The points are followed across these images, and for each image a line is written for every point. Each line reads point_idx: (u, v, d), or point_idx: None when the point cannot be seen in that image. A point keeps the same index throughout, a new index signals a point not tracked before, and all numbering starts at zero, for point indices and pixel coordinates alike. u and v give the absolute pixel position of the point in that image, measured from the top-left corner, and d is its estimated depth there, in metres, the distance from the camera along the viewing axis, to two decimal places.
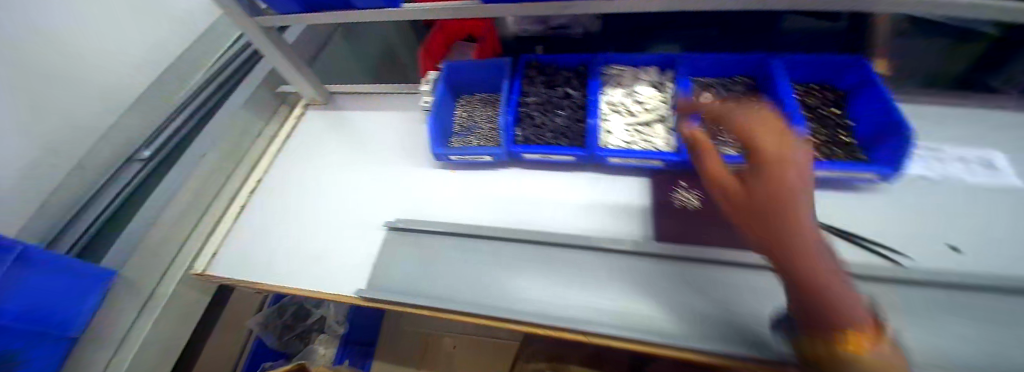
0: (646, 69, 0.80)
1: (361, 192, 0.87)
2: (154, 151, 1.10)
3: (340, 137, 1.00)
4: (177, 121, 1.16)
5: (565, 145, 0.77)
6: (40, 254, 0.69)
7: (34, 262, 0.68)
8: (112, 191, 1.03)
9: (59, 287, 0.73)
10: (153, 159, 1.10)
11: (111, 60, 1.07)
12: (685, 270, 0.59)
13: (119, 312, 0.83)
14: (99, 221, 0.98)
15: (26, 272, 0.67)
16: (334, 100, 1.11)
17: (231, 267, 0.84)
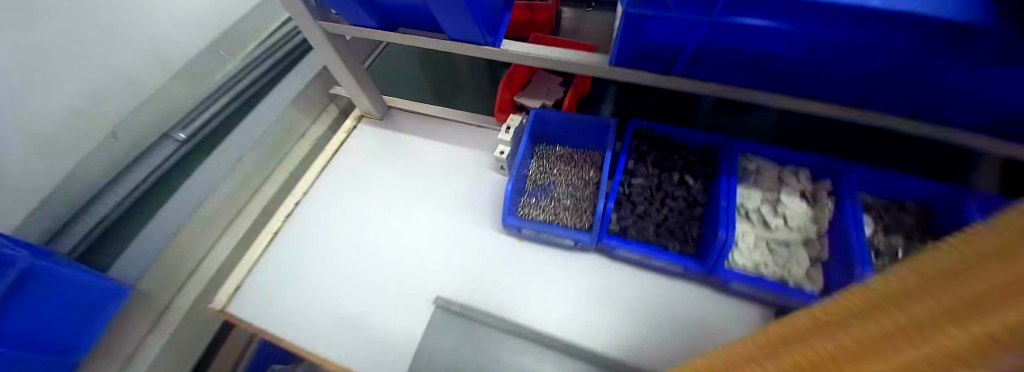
0: (796, 171, 0.64)
1: (410, 244, 0.74)
2: (189, 133, 1.00)
3: (393, 165, 0.88)
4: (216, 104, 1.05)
5: (674, 251, 0.61)
6: (47, 267, 0.59)
7: (39, 275, 0.58)
8: (130, 179, 0.93)
9: (62, 305, 0.62)
10: (189, 142, 1.00)
11: (155, 27, 0.96)
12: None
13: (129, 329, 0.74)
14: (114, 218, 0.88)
15: (31, 289, 0.58)
16: (391, 115, 0.98)
17: (252, 306, 0.72)
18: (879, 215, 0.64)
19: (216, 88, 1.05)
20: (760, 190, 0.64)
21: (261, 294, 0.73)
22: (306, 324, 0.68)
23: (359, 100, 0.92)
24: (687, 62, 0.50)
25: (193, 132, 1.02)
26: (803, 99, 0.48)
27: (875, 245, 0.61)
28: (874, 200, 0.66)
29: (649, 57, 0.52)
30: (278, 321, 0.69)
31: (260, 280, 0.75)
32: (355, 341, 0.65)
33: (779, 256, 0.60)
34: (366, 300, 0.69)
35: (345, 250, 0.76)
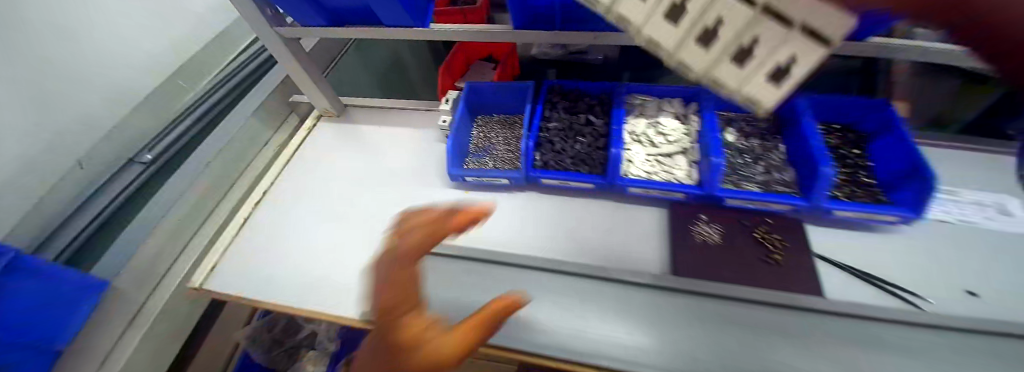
0: (671, 100, 0.82)
1: (373, 209, 0.85)
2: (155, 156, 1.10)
3: (353, 151, 0.99)
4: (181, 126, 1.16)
5: (585, 172, 0.75)
6: (28, 263, 0.68)
7: (21, 270, 0.66)
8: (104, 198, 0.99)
9: (50, 296, 0.69)
10: (154, 163, 1.10)
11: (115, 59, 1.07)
12: (709, 308, 0.59)
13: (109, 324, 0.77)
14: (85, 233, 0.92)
15: (16, 282, 0.65)
16: (348, 112, 1.09)
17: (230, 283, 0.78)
18: (740, 127, 0.82)
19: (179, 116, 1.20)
20: (647, 118, 0.81)
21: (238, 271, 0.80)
22: (282, 288, 0.75)
23: (317, 101, 1.04)
24: (565, 18, 0.66)
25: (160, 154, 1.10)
26: None
27: (739, 147, 0.79)
28: (736, 117, 0.84)
29: (539, 18, 0.68)
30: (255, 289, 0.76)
31: (236, 261, 0.81)
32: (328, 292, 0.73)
33: (665, 164, 0.76)
34: (337, 259, 0.78)
35: (317, 223, 0.84)
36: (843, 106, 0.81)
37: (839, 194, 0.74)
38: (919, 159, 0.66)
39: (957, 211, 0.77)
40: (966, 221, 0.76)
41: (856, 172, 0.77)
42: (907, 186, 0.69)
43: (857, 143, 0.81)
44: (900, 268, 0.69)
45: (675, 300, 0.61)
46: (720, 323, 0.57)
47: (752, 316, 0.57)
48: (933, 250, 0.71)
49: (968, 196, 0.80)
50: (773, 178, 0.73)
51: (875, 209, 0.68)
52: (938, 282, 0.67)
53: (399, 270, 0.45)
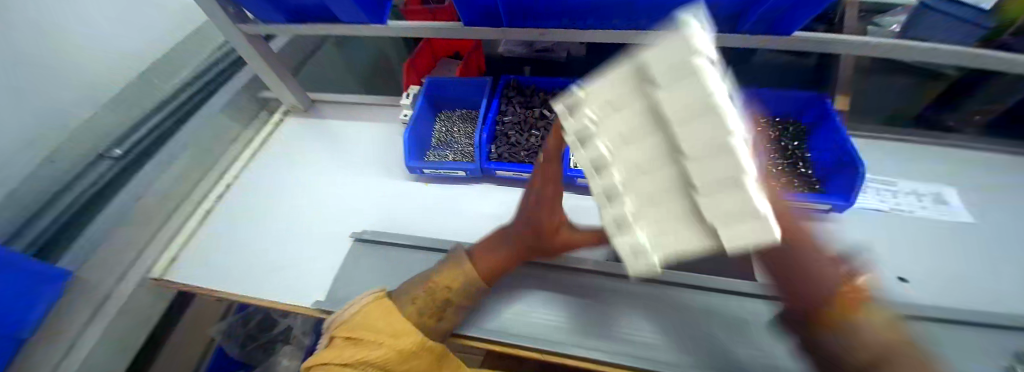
0: None
1: (334, 202, 0.86)
2: (125, 152, 1.05)
3: (319, 145, 1.01)
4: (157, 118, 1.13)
5: (537, 164, 0.78)
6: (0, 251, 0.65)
7: None
8: (79, 190, 0.96)
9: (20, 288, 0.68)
10: (123, 159, 1.04)
11: (83, 53, 1.05)
12: (644, 293, 0.62)
13: (70, 316, 0.75)
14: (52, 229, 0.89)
15: None
16: (316, 107, 1.11)
17: (192, 275, 0.78)
18: None
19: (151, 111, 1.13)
20: None
21: (201, 263, 0.80)
22: (241, 278, 0.75)
23: (284, 97, 1.05)
24: (510, 16, 0.69)
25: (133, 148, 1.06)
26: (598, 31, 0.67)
27: None
28: None
29: (487, 17, 0.71)
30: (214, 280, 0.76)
31: (199, 253, 0.82)
32: (285, 281, 0.73)
33: None
34: (294, 250, 0.78)
35: (278, 215, 0.86)
36: (783, 100, 0.86)
37: (779, 184, 0.77)
38: (849, 150, 0.70)
39: (892, 202, 0.82)
40: (900, 211, 0.80)
41: (797, 164, 0.81)
42: (841, 175, 0.73)
43: (799, 137, 0.85)
44: (837, 253, 0.71)
45: (617, 285, 0.64)
46: (657, 305, 0.60)
47: (688, 299, 0.60)
48: (871, 236, 0.75)
49: (904, 185, 0.85)
50: None
51: (810, 197, 0.71)
52: (874, 267, 0.70)
53: (547, 169, 0.49)
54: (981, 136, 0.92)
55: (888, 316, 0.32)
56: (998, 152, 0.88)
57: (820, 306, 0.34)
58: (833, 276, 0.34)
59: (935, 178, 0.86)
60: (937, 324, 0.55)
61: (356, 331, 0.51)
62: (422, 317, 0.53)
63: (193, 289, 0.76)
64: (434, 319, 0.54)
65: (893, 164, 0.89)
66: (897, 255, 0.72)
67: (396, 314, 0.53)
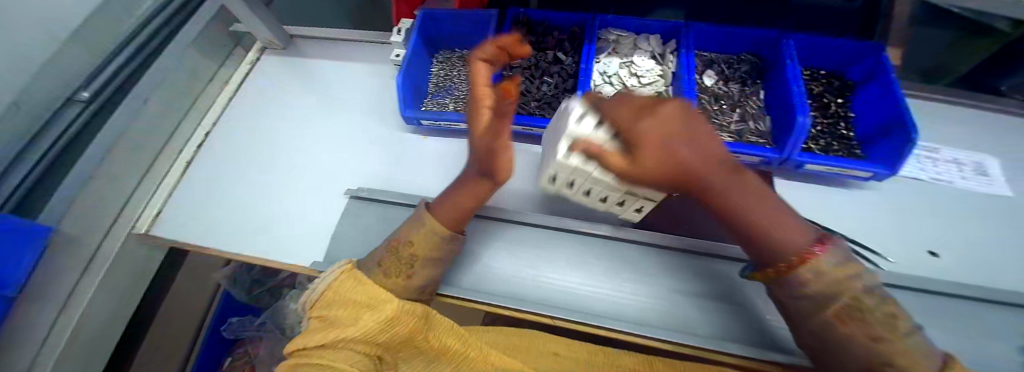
0: (650, 37, 0.73)
1: (324, 154, 0.79)
2: (94, 93, 0.85)
3: (303, 88, 0.90)
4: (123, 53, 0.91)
5: (550, 117, 0.69)
6: None
7: None
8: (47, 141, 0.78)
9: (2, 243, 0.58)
10: (95, 104, 0.85)
11: None
12: (654, 261, 0.58)
13: (58, 276, 0.69)
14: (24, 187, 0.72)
15: None
16: (295, 45, 0.99)
17: (183, 234, 0.74)
18: (720, 69, 0.75)
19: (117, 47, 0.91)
20: (619, 57, 0.73)
21: (191, 222, 0.75)
22: (232, 237, 0.71)
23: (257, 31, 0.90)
24: None
25: (100, 90, 0.86)
26: None
27: (716, 93, 0.72)
28: (717, 58, 0.76)
29: None
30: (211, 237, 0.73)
31: (187, 210, 0.76)
32: (280, 240, 0.69)
33: None
34: (286, 209, 0.72)
35: (266, 169, 0.79)
36: (833, 49, 0.73)
37: (814, 148, 0.69)
38: (903, 112, 0.62)
39: (932, 170, 0.76)
40: (941, 180, 0.75)
41: (837, 125, 0.73)
42: (885, 140, 0.65)
43: (842, 93, 0.76)
44: (868, 225, 0.67)
45: (633, 252, 0.59)
46: (675, 275, 0.57)
47: (705, 269, 0.57)
48: (907, 206, 0.70)
49: (946, 153, 0.79)
50: (747, 129, 0.68)
51: (849, 164, 0.64)
52: (905, 240, 0.66)
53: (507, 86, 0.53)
54: (1015, 102, 0.87)
55: (838, 261, 0.36)
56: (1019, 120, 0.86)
57: (779, 263, 0.39)
58: (795, 239, 0.38)
59: (965, 145, 0.82)
60: (947, 299, 0.56)
61: (340, 294, 0.47)
62: (392, 278, 0.51)
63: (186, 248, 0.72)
64: (403, 277, 0.51)
65: (929, 127, 0.84)
66: (929, 227, 0.68)
67: (371, 292, 0.46)
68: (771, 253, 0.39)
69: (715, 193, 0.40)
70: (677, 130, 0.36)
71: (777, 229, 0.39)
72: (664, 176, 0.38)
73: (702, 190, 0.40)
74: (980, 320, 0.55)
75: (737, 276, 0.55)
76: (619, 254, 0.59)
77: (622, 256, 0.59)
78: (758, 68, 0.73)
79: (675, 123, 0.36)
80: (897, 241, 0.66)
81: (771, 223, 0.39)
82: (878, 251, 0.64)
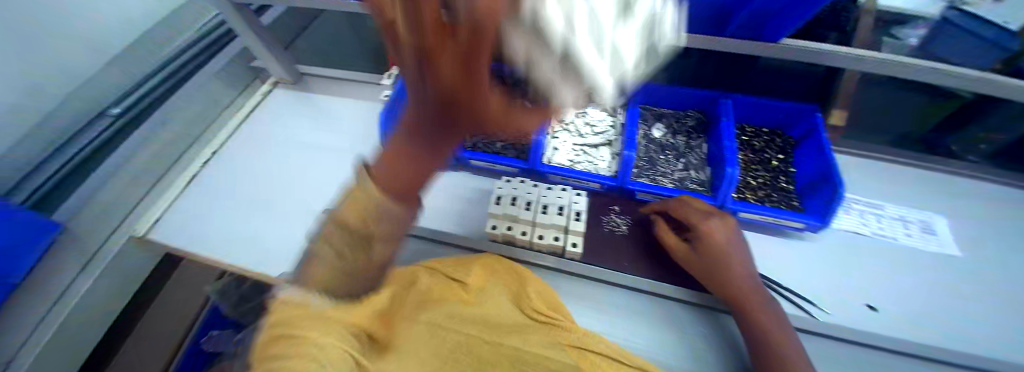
0: None
1: (312, 178, 0.91)
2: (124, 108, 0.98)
3: (306, 121, 1.05)
4: (145, 87, 1.04)
5: (510, 157, 0.78)
6: None
7: None
8: (70, 153, 0.89)
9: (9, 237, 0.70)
10: (123, 118, 0.97)
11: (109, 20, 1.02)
12: (576, 288, 0.67)
13: (58, 271, 0.77)
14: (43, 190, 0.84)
15: None
16: (305, 81, 1.16)
17: (199, 240, 0.84)
18: (668, 121, 0.83)
19: (155, 71, 1.06)
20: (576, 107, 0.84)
21: (202, 230, 0.86)
22: (230, 246, 0.81)
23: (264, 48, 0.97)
24: None
25: (132, 104, 1.00)
26: None
27: (663, 143, 0.80)
28: (667, 112, 0.85)
29: None
30: (213, 247, 0.82)
31: (197, 222, 0.88)
32: (265, 247, 0.80)
33: (589, 155, 0.79)
34: (276, 221, 0.84)
35: (263, 191, 0.90)
36: (770, 109, 0.81)
37: (752, 197, 0.75)
38: (832, 169, 0.67)
39: (875, 226, 0.79)
40: (884, 236, 0.78)
41: (778, 177, 0.78)
42: (819, 193, 0.70)
43: (784, 148, 0.82)
44: (807, 274, 0.70)
45: (570, 284, 0.67)
46: (599, 308, 0.64)
47: (621, 300, 0.65)
48: (846, 255, 0.74)
49: (892, 210, 0.83)
50: (688, 176, 0.75)
51: (783, 214, 0.69)
52: (844, 293, 0.68)
53: None
54: (964, 165, 0.90)
55: None
56: (989, 193, 0.87)
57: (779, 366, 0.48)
58: (790, 352, 0.49)
59: (913, 203, 0.84)
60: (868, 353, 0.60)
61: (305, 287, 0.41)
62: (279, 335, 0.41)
63: (195, 255, 0.82)
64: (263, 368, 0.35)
65: (883, 183, 0.87)
66: (869, 281, 0.70)
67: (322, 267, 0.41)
68: (776, 358, 0.49)
69: (746, 292, 0.55)
70: (725, 239, 0.58)
71: (783, 337, 0.50)
72: (702, 264, 0.58)
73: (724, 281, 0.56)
74: (888, 369, 0.59)
75: (650, 312, 0.63)
76: (555, 286, 0.67)
77: (560, 287, 0.67)
78: (702, 122, 0.81)
79: (725, 238, 0.58)
80: (834, 294, 0.68)
81: (779, 333, 0.51)
82: (813, 301, 0.67)
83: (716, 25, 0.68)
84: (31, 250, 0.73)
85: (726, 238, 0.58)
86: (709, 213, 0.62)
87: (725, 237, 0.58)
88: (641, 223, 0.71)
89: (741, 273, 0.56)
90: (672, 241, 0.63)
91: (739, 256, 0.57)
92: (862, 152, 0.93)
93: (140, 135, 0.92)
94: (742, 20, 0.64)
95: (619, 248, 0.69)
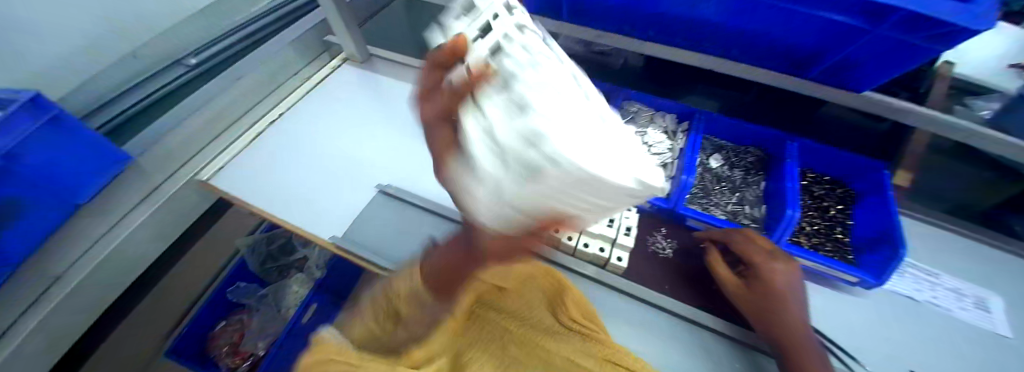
0: (666, 114, 0.84)
1: (366, 151, 0.95)
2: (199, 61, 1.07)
3: (368, 98, 1.10)
4: (225, 44, 1.12)
5: None
6: (66, 119, 0.66)
7: (60, 126, 0.65)
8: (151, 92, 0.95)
9: (81, 160, 0.70)
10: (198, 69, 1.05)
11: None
12: (616, 302, 0.67)
13: (124, 196, 0.82)
14: (120, 117, 0.90)
15: (51, 137, 0.64)
16: (371, 61, 1.21)
17: (255, 191, 0.89)
18: (726, 154, 0.83)
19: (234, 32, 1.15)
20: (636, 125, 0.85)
21: (258, 182, 0.91)
22: (283, 201, 0.85)
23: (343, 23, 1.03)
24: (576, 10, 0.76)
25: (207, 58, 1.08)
26: (669, 46, 0.74)
27: (719, 174, 0.80)
28: (726, 144, 0.85)
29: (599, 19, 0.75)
30: (266, 200, 0.86)
31: (255, 174, 0.93)
32: (314, 208, 0.83)
33: None
34: (330, 187, 0.87)
35: (320, 156, 0.95)
36: (835, 158, 0.80)
37: (803, 243, 0.74)
38: (895, 227, 0.65)
39: (927, 293, 0.76)
40: (935, 304, 0.75)
41: (833, 228, 0.77)
42: (877, 250, 0.68)
43: (844, 200, 0.81)
44: (849, 328, 0.69)
45: (606, 296, 0.68)
46: (635, 323, 0.65)
47: (658, 321, 0.64)
48: (893, 318, 0.71)
49: (946, 280, 0.79)
50: (741, 212, 0.74)
51: (837, 265, 0.67)
52: (886, 354, 0.66)
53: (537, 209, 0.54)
54: None
55: None
56: None
57: None
58: None
59: (971, 278, 0.81)
60: None
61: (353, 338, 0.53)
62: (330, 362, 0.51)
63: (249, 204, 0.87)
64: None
65: (939, 252, 0.84)
66: (916, 347, 0.68)
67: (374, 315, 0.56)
68: None
69: (791, 334, 0.55)
70: (774, 280, 0.58)
71: None
72: (750, 299, 0.59)
73: (770, 320, 0.56)
74: None
75: (686, 338, 0.63)
76: (592, 295, 0.68)
77: (596, 296, 0.68)
78: (762, 160, 0.80)
79: (776, 279, 0.58)
80: (877, 355, 0.66)
81: None
82: (855, 357, 0.65)
83: (797, 67, 0.68)
84: (96, 177, 0.74)
85: (779, 279, 0.58)
86: (767, 252, 0.62)
87: (780, 279, 0.58)
88: (688, 250, 0.72)
89: (788, 315, 0.56)
90: (721, 271, 0.63)
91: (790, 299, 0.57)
92: (919, 217, 0.90)
93: (216, 85, 0.98)
94: (828, 67, 0.64)
95: (663, 270, 0.70)
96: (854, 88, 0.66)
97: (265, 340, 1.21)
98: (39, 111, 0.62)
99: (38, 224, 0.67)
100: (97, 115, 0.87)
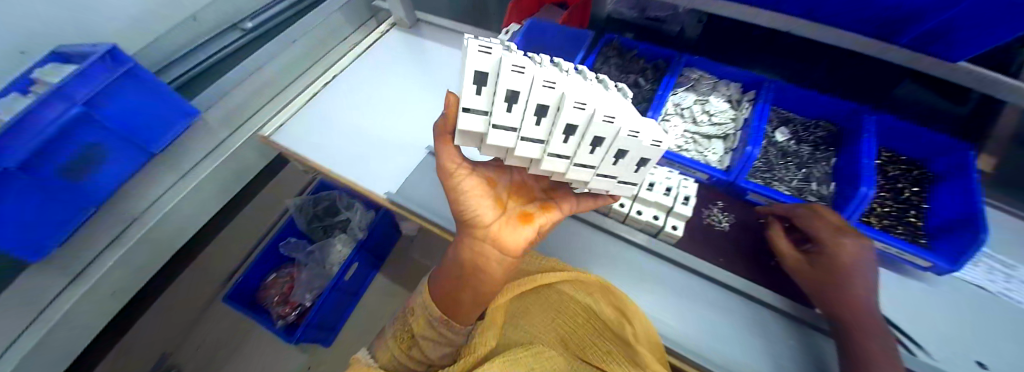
0: (729, 83, 0.81)
1: (414, 114, 0.97)
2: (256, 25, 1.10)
3: (415, 63, 1.11)
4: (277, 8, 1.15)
5: None
6: (143, 74, 0.71)
7: (138, 79, 0.70)
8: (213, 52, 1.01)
9: (154, 112, 0.76)
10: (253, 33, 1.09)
11: None
12: (664, 271, 0.67)
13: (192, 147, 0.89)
14: (187, 76, 0.96)
15: (127, 87, 0.69)
16: (418, 27, 1.21)
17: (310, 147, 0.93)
18: (793, 128, 0.80)
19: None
20: (696, 94, 0.83)
21: (312, 140, 0.95)
22: (337, 158, 0.89)
23: None
24: None
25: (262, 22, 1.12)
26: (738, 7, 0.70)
27: (785, 149, 0.78)
28: (795, 118, 0.81)
29: None
30: (319, 156, 0.90)
31: (308, 133, 0.97)
32: (367, 165, 0.87)
33: (700, 144, 0.78)
34: (379, 147, 0.90)
35: (371, 117, 0.98)
36: (914, 137, 0.74)
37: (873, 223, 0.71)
38: (977, 209, 0.61)
39: (1002, 284, 0.71)
40: (1012, 297, 0.69)
41: (905, 211, 0.73)
42: (954, 235, 0.64)
43: (920, 183, 0.76)
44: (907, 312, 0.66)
45: (652, 263, 0.68)
46: (681, 291, 0.64)
47: (704, 290, 0.64)
48: (960, 307, 0.67)
49: None
50: (807, 188, 0.71)
51: (908, 247, 0.64)
52: (949, 341, 0.63)
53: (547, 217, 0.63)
54: None
55: None
56: None
57: None
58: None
59: None
60: None
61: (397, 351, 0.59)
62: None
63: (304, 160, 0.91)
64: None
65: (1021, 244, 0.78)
66: (984, 338, 0.64)
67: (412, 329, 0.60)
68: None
69: (856, 311, 0.52)
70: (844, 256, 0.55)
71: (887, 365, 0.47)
72: (813, 275, 0.57)
73: (833, 296, 0.54)
74: None
75: (733, 308, 0.62)
76: (637, 261, 0.68)
77: (643, 263, 0.68)
78: (833, 135, 0.76)
79: (846, 255, 0.55)
80: (938, 340, 0.63)
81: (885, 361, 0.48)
82: (914, 341, 0.62)
83: (883, 32, 0.63)
84: (163, 130, 0.78)
85: (849, 256, 0.55)
86: (838, 229, 0.58)
87: (849, 255, 0.55)
88: (746, 224, 0.71)
89: (855, 292, 0.53)
90: (783, 246, 0.62)
91: (860, 277, 0.54)
92: (1002, 207, 0.82)
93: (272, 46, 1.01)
94: (921, 32, 0.59)
95: (718, 240, 0.69)
96: (947, 57, 0.60)
97: (311, 293, 1.30)
98: (116, 63, 0.67)
99: (119, 167, 0.73)
100: (167, 70, 0.93)
